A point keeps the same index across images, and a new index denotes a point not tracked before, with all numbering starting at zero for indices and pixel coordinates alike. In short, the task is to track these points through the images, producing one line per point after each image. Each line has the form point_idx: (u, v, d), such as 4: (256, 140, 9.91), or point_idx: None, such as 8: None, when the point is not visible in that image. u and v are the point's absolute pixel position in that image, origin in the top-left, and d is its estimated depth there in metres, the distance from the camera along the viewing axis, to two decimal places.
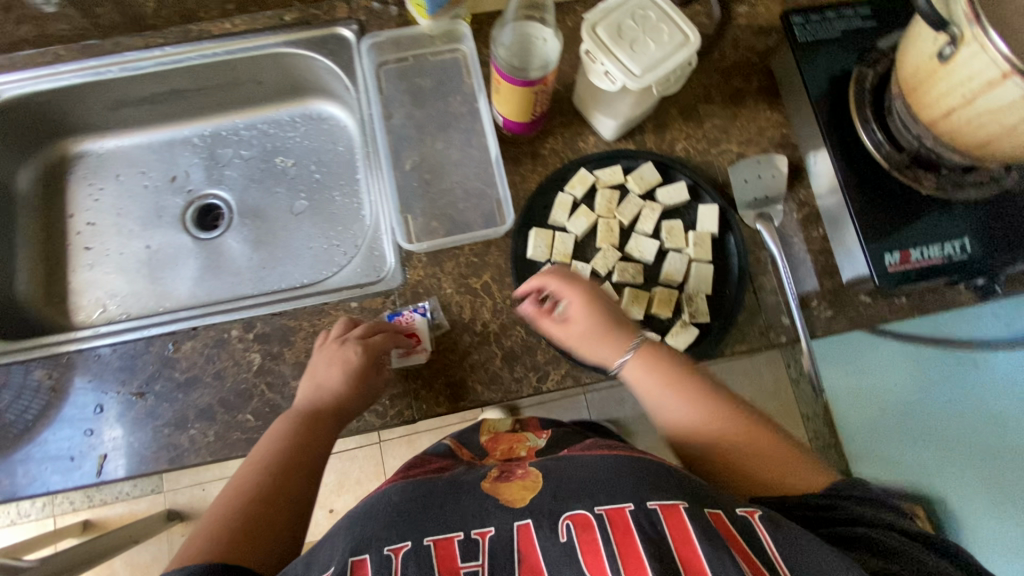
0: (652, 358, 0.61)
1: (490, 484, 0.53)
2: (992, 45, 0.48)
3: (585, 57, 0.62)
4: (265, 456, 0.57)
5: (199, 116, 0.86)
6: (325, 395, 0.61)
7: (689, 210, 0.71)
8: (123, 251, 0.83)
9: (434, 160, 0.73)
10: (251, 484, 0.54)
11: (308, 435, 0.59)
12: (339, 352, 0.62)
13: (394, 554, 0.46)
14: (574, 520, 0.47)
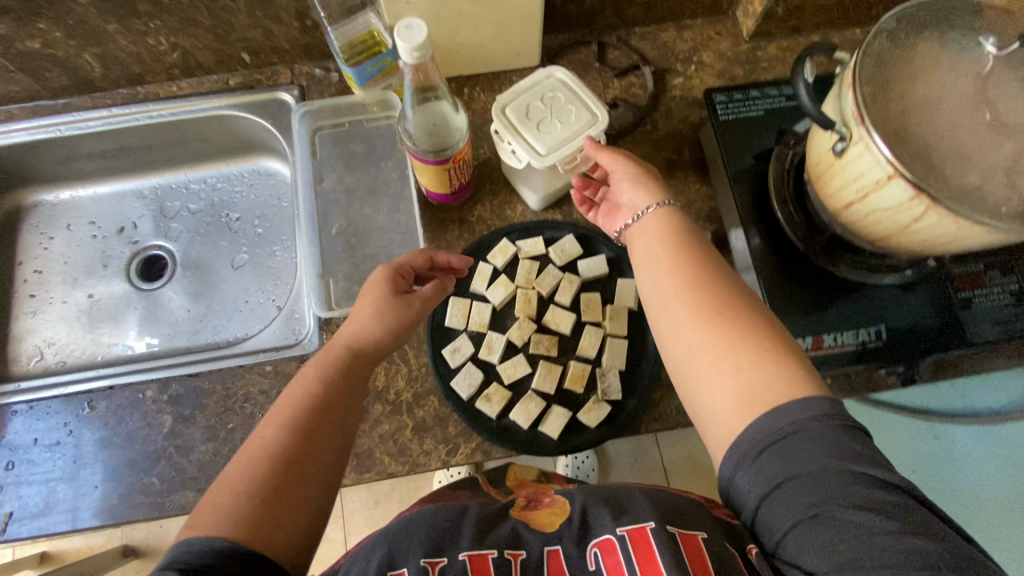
0: (665, 218, 0.56)
1: (519, 513, 0.54)
2: (875, 147, 0.48)
3: (496, 136, 0.63)
4: (289, 406, 0.50)
5: (149, 170, 0.89)
6: (358, 325, 0.56)
7: (609, 283, 0.71)
8: (65, 300, 0.84)
9: (361, 225, 0.74)
10: (268, 436, 0.48)
11: (337, 378, 0.53)
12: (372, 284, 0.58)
13: (430, 567, 0.46)
14: (599, 547, 0.48)
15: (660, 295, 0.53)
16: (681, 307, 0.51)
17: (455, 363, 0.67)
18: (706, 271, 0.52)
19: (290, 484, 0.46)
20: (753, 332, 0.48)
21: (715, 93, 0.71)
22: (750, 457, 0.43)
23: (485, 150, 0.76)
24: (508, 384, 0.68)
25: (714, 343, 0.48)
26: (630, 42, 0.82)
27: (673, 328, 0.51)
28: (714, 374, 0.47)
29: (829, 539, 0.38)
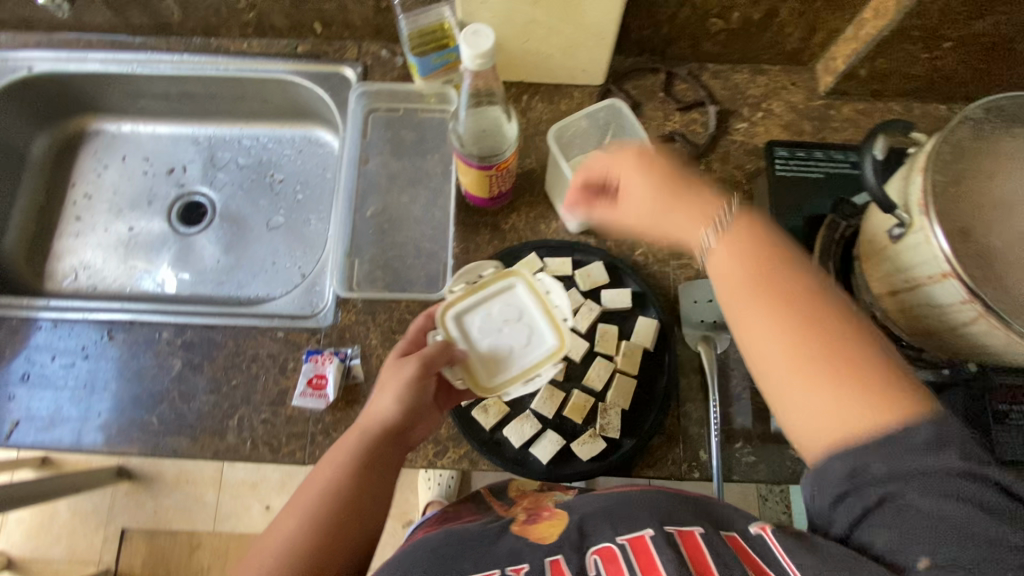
0: (741, 231, 0.51)
1: (519, 528, 0.54)
2: (936, 241, 0.45)
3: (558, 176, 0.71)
4: (317, 492, 0.50)
5: (208, 119, 0.91)
6: (379, 411, 0.53)
7: (630, 318, 0.70)
8: (107, 229, 0.88)
9: (396, 212, 0.74)
10: (288, 539, 0.48)
11: (366, 471, 0.51)
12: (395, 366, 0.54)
13: None
14: (600, 554, 0.49)
15: (737, 294, 0.49)
16: (770, 311, 0.47)
17: None
18: (792, 272, 0.49)
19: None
20: (845, 342, 0.45)
21: (777, 146, 0.69)
22: (854, 468, 0.42)
23: (532, 161, 0.75)
24: (508, 399, 0.67)
25: (800, 353, 0.45)
26: (700, 78, 0.80)
27: (756, 341, 0.48)
28: (815, 408, 0.44)
29: (900, 524, 0.41)
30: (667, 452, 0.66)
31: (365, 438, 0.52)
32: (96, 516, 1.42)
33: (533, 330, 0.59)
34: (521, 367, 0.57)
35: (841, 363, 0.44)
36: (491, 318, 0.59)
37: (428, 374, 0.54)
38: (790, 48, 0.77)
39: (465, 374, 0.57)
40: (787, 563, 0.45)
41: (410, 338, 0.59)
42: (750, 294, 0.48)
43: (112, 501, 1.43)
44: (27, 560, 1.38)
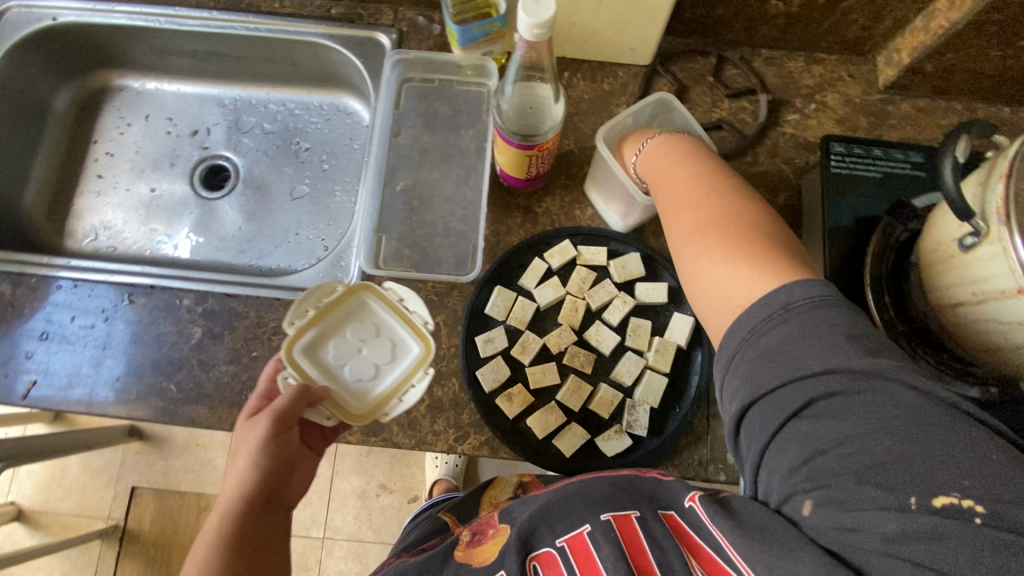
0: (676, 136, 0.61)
1: (463, 553, 0.55)
2: (1015, 254, 0.42)
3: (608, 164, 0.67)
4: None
5: (235, 81, 0.88)
6: (237, 478, 0.50)
7: (664, 313, 0.67)
8: (128, 189, 0.86)
9: (426, 188, 0.72)
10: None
11: (243, 529, 0.48)
12: (246, 432, 0.52)
13: None
14: (540, 559, 0.49)
15: (665, 189, 0.56)
16: (693, 196, 0.53)
17: (485, 353, 0.65)
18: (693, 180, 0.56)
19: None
20: (751, 233, 0.49)
21: (833, 142, 0.65)
22: (730, 388, 0.44)
23: (570, 143, 0.72)
24: (533, 388, 0.65)
25: (705, 236, 0.50)
26: (752, 64, 0.75)
27: (714, 287, 0.48)
28: (722, 282, 0.47)
29: (835, 501, 0.37)
30: (694, 452, 0.63)
31: (230, 514, 0.48)
32: (107, 473, 1.44)
33: (395, 343, 0.58)
34: (385, 388, 0.57)
35: (760, 247, 0.47)
36: (346, 342, 0.57)
37: (286, 426, 0.52)
38: (852, 36, 0.73)
39: (333, 408, 0.55)
40: (714, 530, 0.44)
41: (257, 398, 0.56)
42: (677, 188, 0.55)
43: (123, 459, 1.45)
44: (38, 511, 1.41)
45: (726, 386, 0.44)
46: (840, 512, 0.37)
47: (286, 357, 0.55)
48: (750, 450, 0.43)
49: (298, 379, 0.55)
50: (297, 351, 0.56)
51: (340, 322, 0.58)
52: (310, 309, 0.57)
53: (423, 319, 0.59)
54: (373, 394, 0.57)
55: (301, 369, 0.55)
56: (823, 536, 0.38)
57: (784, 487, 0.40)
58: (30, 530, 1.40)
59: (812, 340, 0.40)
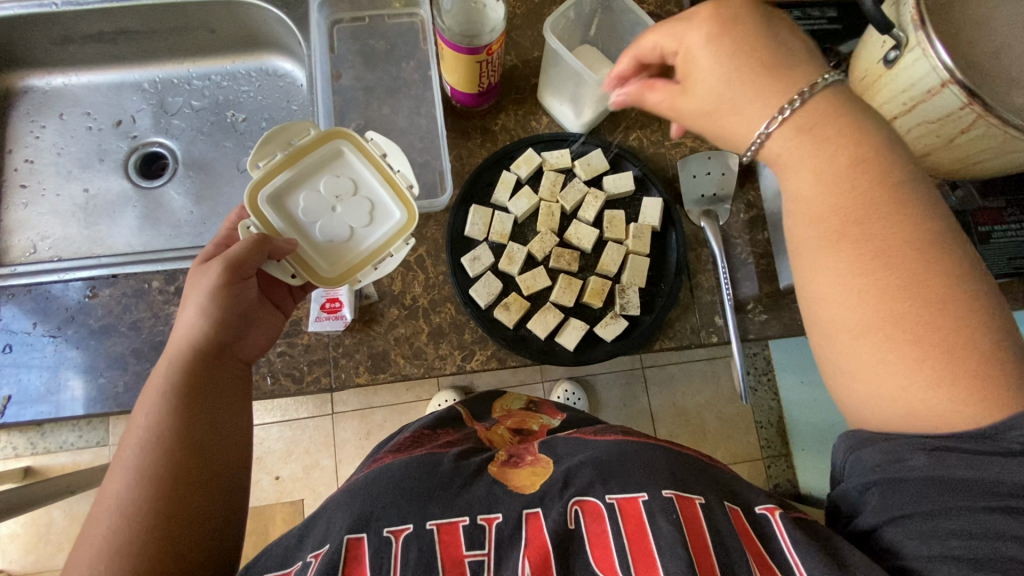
0: (830, 125, 0.41)
1: (497, 469, 0.54)
2: (934, 51, 0.46)
3: (553, 80, 0.68)
4: (148, 418, 0.45)
5: (152, 61, 0.84)
6: (187, 327, 0.49)
7: (634, 202, 0.71)
8: (59, 193, 0.80)
9: (379, 125, 0.71)
10: (128, 476, 0.43)
11: (199, 375, 0.48)
12: (197, 280, 0.50)
13: (394, 537, 0.46)
14: (584, 509, 0.48)
15: (812, 240, 0.42)
16: (841, 265, 0.40)
17: (474, 272, 0.67)
18: (857, 202, 0.40)
19: (192, 492, 0.44)
20: (941, 309, 0.37)
21: None
22: (891, 455, 0.38)
23: (513, 58, 0.72)
24: (527, 295, 0.68)
25: (881, 335, 0.38)
26: None
27: (867, 374, 0.40)
28: (882, 384, 0.39)
29: (929, 533, 0.36)
30: (684, 322, 0.67)
31: (180, 358, 0.48)
32: None
33: (374, 205, 0.56)
34: (365, 248, 0.55)
35: (953, 341, 0.37)
36: (320, 197, 0.55)
37: (239, 277, 0.50)
38: None
39: (299, 266, 0.53)
40: (791, 552, 0.43)
41: (214, 247, 0.53)
42: (830, 246, 0.41)
43: None
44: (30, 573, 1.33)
45: (904, 467, 0.37)
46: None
47: (250, 205, 0.53)
48: (879, 503, 0.39)
49: (261, 229, 0.53)
50: (264, 198, 0.53)
51: (316, 170, 0.55)
52: (279, 152, 0.54)
53: (407, 181, 0.56)
54: (347, 257, 0.55)
55: (264, 217, 0.53)
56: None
57: (922, 556, 0.36)
58: None
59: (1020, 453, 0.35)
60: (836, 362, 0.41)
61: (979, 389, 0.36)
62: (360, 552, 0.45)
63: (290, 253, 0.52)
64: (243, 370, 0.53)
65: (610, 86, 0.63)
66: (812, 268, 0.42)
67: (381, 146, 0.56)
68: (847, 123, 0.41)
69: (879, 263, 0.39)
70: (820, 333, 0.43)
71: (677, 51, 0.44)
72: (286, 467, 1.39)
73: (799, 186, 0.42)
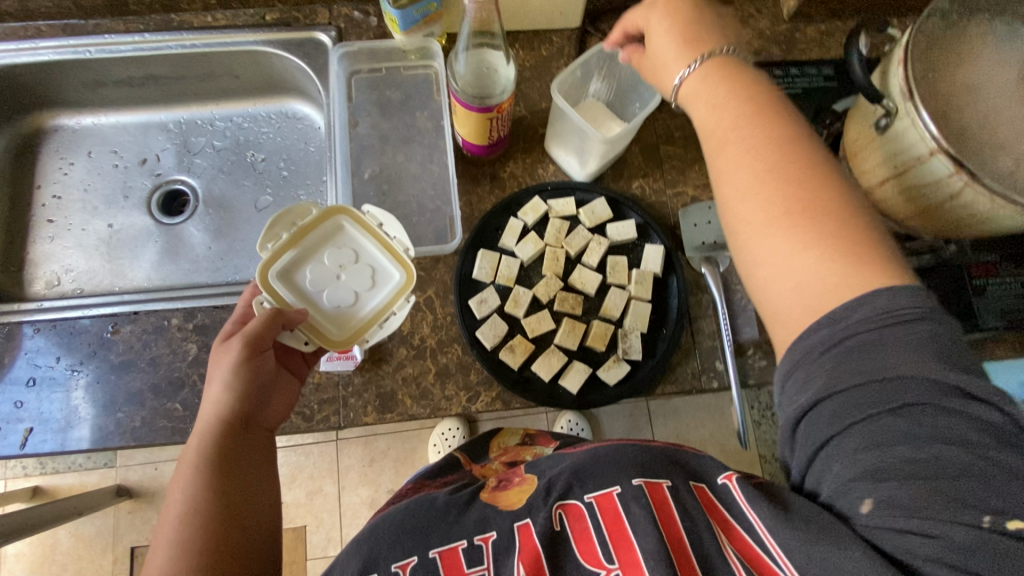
0: (731, 76, 0.48)
1: (489, 495, 0.55)
2: (922, 122, 0.49)
3: (559, 132, 0.71)
4: (182, 506, 0.46)
5: (177, 103, 0.88)
6: (213, 405, 0.51)
7: (636, 248, 0.73)
8: (84, 228, 0.84)
9: (392, 171, 0.74)
10: (166, 568, 0.43)
11: (226, 453, 0.49)
12: (220, 357, 0.52)
13: (401, 571, 0.48)
14: (567, 511, 0.49)
15: (722, 139, 0.47)
16: (746, 154, 0.44)
17: (481, 314, 0.69)
18: (739, 122, 0.46)
19: (231, 575, 0.45)
20: (828, 199, 0.41)
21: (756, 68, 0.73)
22: (806, 380, 0.39)
23: (522, 108, 0.76)
24: (532, 337, 0.70)
25: (782, 216, 0.42)
26: None
27: (772, 261, 0.42)
28: (787, 262, 0.41)
29: (855, 458, 0.37)
30: (685, 367, 0.69)
31: (207, 436, 0.49)
32: (101, 540, 1.37)
33: (374, 270, 0.59)
34: (369, 310, 0.58)
35: (835, 228, 0.40)
36: (325, 267, 0.58)
37: (259, 350, 0.52)
38: None
39: (311, 334, 0.56)
40: (750, 512, 0.43)
41: (235, 326, 0.56)
42: (727, 143, 0.46)
43: (116, 521, 1.39)
44: None
45: (833, 384, 0.38)
46: (903, 517, 0.35)
47: (262, 282, 0.56)
48: (813, 430, 0.39)
49: (274, 303, 0.56)
50: (274, 275, 0.56)
51: (318, 246, 0.58)
52: (285, 233, 0.59)
53: (403, 246, 0.60)
54: (353, 321, 0.57)
55: (276, 292, 0.56)
56: (868, 530, 0.36)
57: (841, 480, 0.38)
58: None
59: (898, 337, 0.37)
60: (749, 255, 0.44)
61: (859, 260, 0.39)
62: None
63: (303, 322, 0.55)
64: (267, 438, 0.55)
65: (614, 141, 0.66)
66: (716, 177, 0.47)
67: (377, 217, 0.61)
68: (724, 74, 0.48)
69: (772, 166, 0.43)
70: (737, 233, 0.45)
71: (643, 25, 0.52)
72: (290, 492, 1.40)
73: (695, 112, 0.50)
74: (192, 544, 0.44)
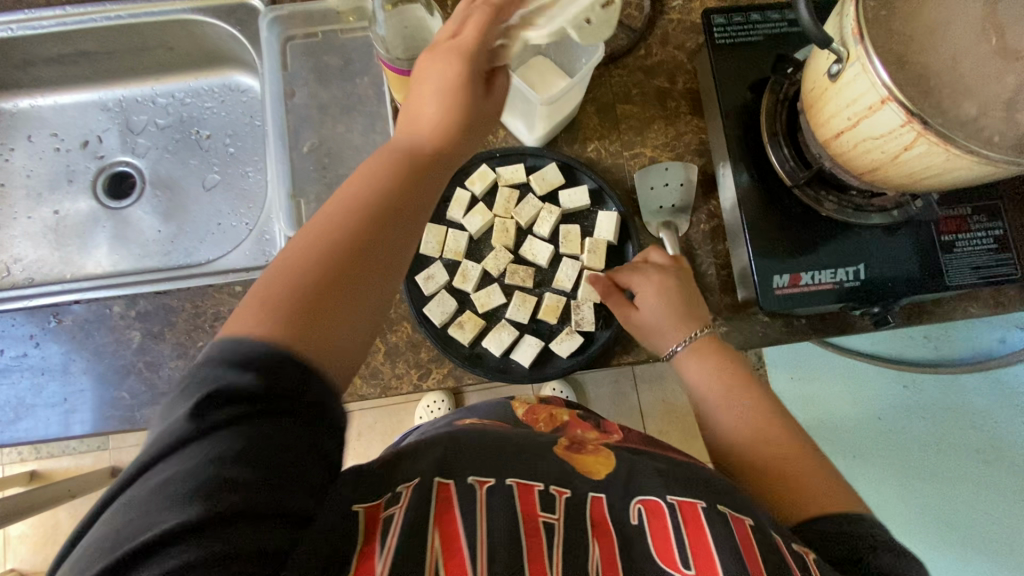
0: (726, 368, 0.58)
1: (564, 452, 0.50)
2: (873, 68, 0.45)
3: None
4: (361, 188, 0.42)
5: (115, 80, 0.84)
6: (417, 128, 0.46)
7: (590, 216, 0.70)
8: (30, 216, 0.82)
9: (333, 144, 0.70)
10: (311, 237, 0.40)
11: (399, 176, 0.44)
12: (431, 66, 0.46)
13: (479, 485, 0.43)
14: (645, 506, 0.45)
15: (721, 402, 0.56)
16: (749, 411, 0.55)
17: (429, 291, 0.67)
18: (733, 366, 0.58)
19: (340, 301, 0.39)
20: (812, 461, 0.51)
21: (713, 14, 0.67)
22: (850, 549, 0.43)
23: None
24: (482, 313, 0.68)
25: (779, 464, 0.51)
26: None
27: (786, 504, 0.49)
28: (795, 498, 0.49)
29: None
30: None
31: (393, 156, 0.45)
32: None
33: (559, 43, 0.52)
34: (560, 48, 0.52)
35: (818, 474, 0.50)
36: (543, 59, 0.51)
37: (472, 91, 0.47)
38: None
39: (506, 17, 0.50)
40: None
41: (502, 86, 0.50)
42: (727, 404, 0.56)
43: None
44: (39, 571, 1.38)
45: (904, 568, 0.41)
46: None
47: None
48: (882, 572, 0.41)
49: None
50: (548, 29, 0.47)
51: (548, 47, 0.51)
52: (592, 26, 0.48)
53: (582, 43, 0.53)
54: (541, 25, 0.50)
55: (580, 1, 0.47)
56: None
57: None
58: None
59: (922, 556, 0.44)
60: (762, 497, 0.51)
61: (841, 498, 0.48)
62: (449, 495, 0.42)
63: None
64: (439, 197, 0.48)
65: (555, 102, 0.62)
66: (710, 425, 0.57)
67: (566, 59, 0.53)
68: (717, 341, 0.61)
69: (760, 411, 0.55)
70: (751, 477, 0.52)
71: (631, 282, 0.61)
72: None
73: (697, 382, 0.58)
74: (362, 213, 0.41)
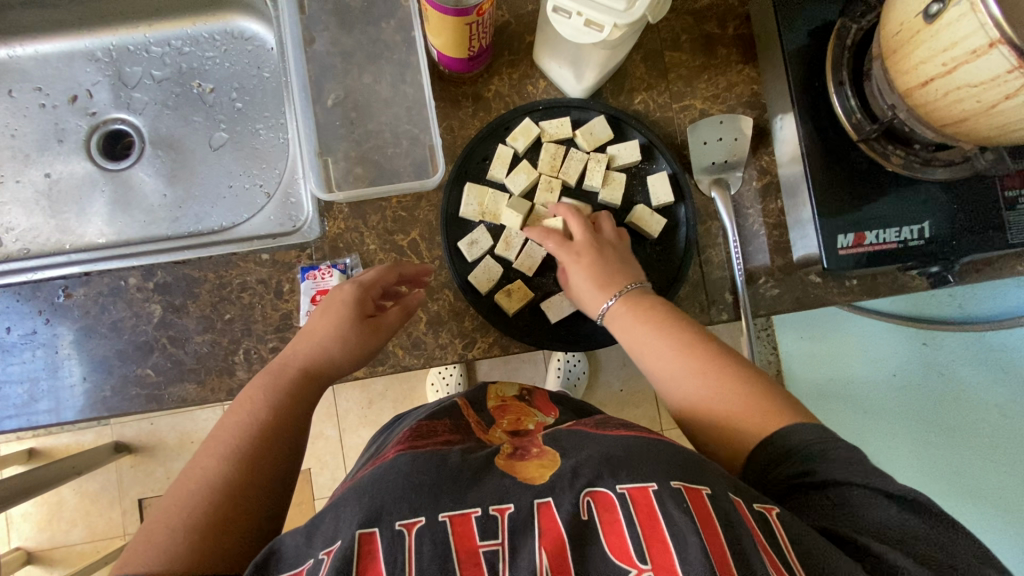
0: (642, 307, 0.54)
1: (505, 462, 0.45)
2: (984, 6, 0.41)
3: (546, 45, 0.61)
4: (253, 409, 0.48)
5: (103, 26, 0.76)
6: (312, 339, 0.53)
7: (639, 173, 0.66)
8: (19, 179, 0.74)
9: (360, 96, 0.65)
10: (210, 470, 0.44)
11: (286, 398, 0.50)
12: (332, 295, 0.55)
13: (406, 530, 0.38)
14: (595, 499, 0.40)
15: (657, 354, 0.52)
16: (674, 355, 0.51)
17: (472, 257, 0.63)
18: (656, 314, 0.54)
19: (230, 517, 0.42)
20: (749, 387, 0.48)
21: None
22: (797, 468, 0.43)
23: (505, 13, 0.65)
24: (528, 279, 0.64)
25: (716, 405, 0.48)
26: None
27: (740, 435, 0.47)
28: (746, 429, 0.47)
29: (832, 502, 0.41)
30: (693, 299, 0.65)
31: (276, 379, 0.51)
32: (106, 495, 1.37)
33: None
34: None
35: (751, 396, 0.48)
36: None
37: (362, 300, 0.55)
38: None
39: None
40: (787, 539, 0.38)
41: (377, 274, 0.56)
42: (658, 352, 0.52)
43: (119, 477, 1.38)
44: (47, 549, 1.35)
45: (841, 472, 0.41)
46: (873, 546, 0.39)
47: None
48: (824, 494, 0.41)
49: None
50: None
51: None
52: None
53: None
54: None
55: None
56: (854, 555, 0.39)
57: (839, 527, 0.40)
58: (46, 570, 1.35)
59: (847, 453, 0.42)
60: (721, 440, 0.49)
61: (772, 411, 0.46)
62: (375, 547, 0.37)
63: None
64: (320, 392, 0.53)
65: (613, 47, 0.57)
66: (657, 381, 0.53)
67: None
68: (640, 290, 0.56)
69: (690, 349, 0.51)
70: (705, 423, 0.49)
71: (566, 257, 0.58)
72: None
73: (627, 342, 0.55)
74: (253, 435, 0.47)
